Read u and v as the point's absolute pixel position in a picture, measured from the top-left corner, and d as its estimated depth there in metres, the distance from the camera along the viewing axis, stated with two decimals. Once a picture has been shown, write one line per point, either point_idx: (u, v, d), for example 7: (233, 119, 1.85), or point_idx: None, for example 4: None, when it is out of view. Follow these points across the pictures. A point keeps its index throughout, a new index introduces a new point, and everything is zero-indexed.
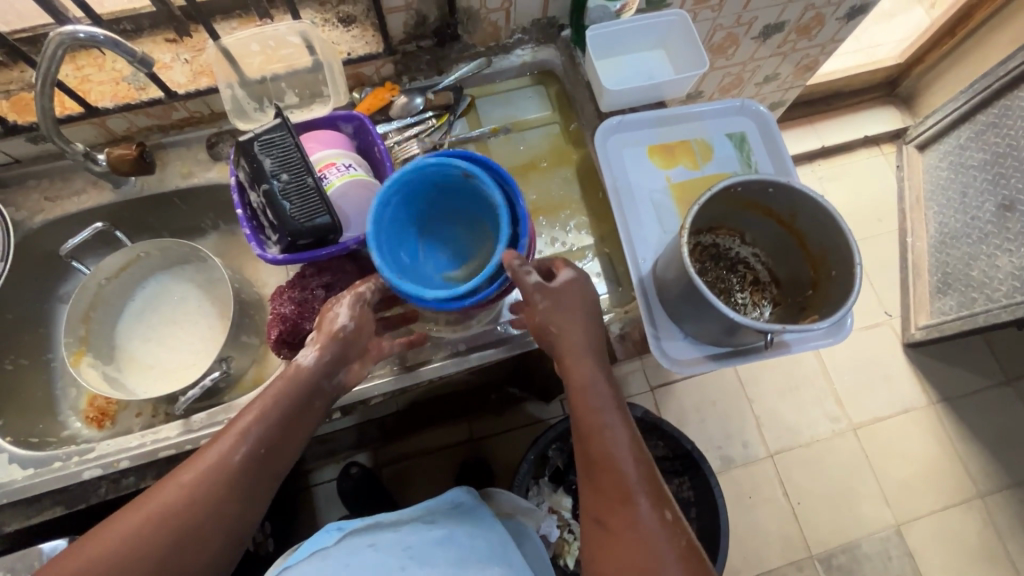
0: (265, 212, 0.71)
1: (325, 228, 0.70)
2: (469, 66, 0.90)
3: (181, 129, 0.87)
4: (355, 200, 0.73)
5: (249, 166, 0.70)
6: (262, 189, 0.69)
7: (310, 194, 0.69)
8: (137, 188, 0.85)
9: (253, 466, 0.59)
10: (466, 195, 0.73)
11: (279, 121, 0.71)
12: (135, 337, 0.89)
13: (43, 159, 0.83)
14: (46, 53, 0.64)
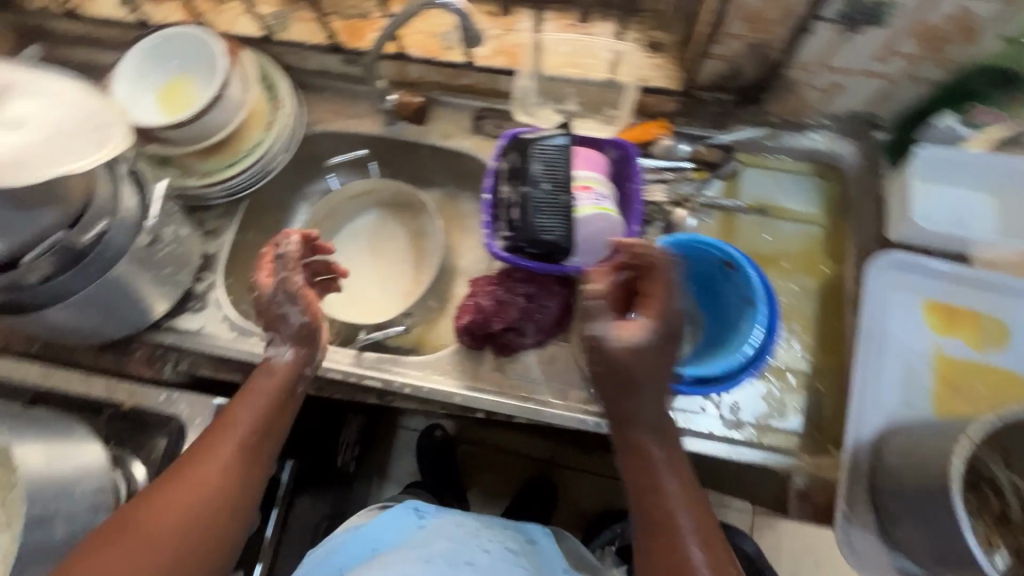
0: (510, 208, 0.72)
1: (557, 247, 0.70)
2: (753, 131, 0.84)
3: (459, 93, 0.91)
4: (593, 231, 0.69)
5: (518, 163, 0.71)
6: (520, 189, 0.70)
7: (560, 212, 0.69)
8: (402, 132, 0.92)
9: (267, 436, 0.65)
10: (709, 282, 0.72)
11: (562, 136, 0.73)
12: (343, 257, 0.97)
13: (344, 79, 0.93)
14: (404, 8, 0.71)
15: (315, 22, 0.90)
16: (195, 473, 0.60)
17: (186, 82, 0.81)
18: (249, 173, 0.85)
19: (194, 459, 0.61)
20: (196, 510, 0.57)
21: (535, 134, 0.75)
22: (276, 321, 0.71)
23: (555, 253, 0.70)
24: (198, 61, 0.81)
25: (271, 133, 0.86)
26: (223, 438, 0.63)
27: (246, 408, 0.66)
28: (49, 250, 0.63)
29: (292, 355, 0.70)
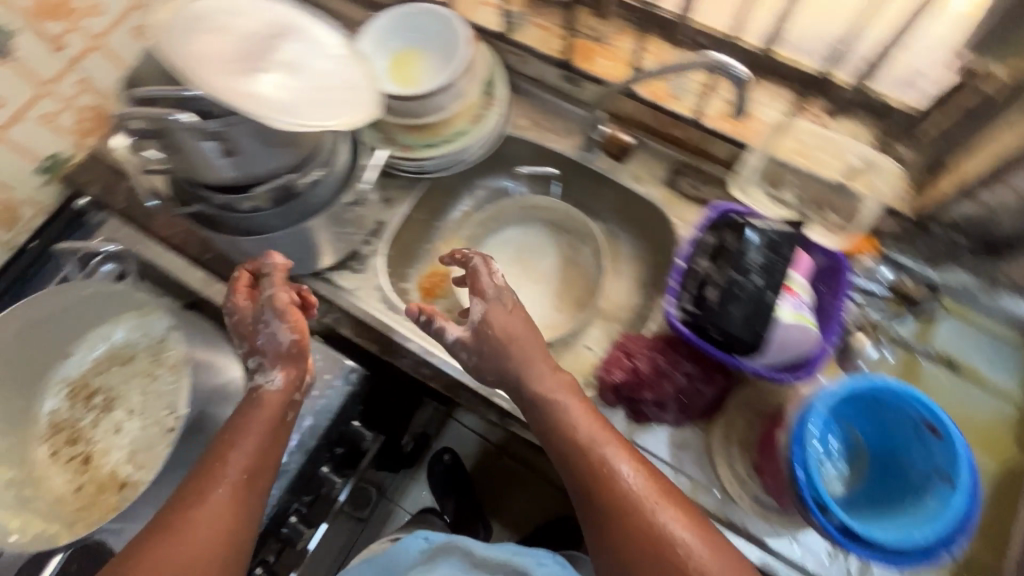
0: (710, 291, 0.67)
1: (753, 344, 0.64)
2: (971, 280, 0.76)
3: (664, 142, 0.88)
4: (786, 339, 0.65)
5: (731, 244, 0.67)
6: (725, 271, 0.66)
7: (763, 310, 0.64)
8: (595, 161, 0.90)
9: (259, 471, 0.65)
10: (900, 439, 0.64)
11: (788, 228, 0.66)
12: (494, 259, 0.97)
13: (554, 93, 0.93)
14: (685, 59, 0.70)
15: (548, 30, 0.90)
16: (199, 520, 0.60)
17: (418, 57, 0.84)
18: (442, 159, 0.86)
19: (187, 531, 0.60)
20: (196, 556, 0.58)
21: (755, 217, 0.69)
22: (254, 335, 0.71)
23: (750, 349, 0.65)
24: (438, 43, 0.83)
25: (476, 127, 0.86)
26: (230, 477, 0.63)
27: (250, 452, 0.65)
28: (275, 186, 0.67)
29: (282, 379, 0.69)
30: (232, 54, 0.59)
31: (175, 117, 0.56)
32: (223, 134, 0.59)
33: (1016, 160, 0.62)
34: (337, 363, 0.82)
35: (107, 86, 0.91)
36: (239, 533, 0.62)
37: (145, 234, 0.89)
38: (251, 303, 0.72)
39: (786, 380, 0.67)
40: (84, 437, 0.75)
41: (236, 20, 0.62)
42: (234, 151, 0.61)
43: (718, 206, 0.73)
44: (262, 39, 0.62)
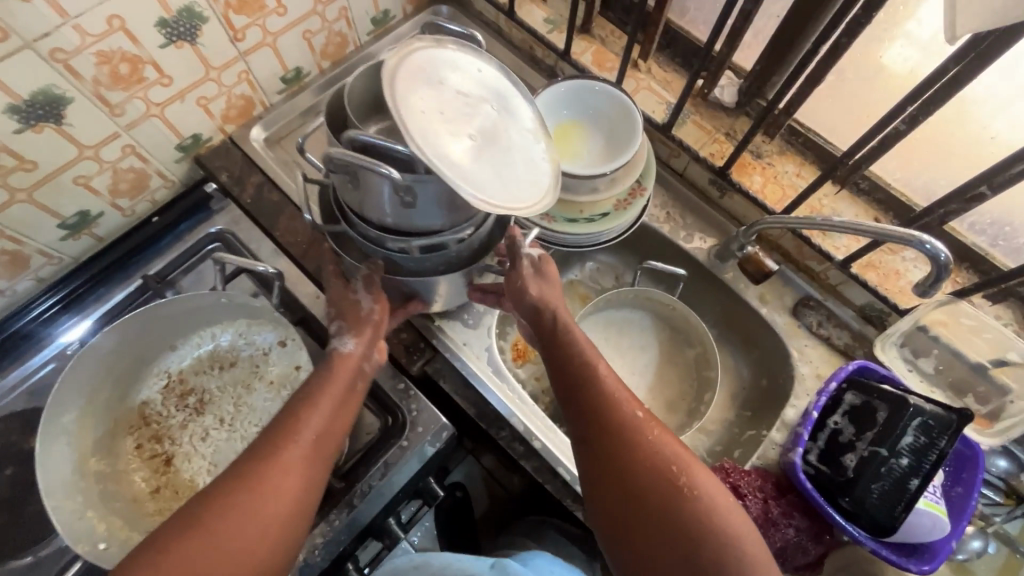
0: (845, 453, 0.66)
1: (884, 522, 0.63)
2: None
3: (797, 271, 0.87)
4: (918, 531, 0.62)
5: (883, 419, 0.64)
6: (871, 446, 0.63)
7: (903, 496, 0.61)
8: (724, 272, 0.89)
9: (331, 432, 0.64)
10: None
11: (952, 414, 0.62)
12: (598, 343, 0.95)
13: (695, 191, 0.93)
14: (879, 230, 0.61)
15: (707, 132, 0.90)
16: (257, 483, 0.57)
17: (581, 132, 0.85)
18: (577, 236, 0.83)
19: (239, 485, 0.57)
20: (254, 524, 0.55)
21: (913, 391, 0.65)
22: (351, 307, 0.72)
23: (878, 526, 0.63)
24: (605, 126, 0.84)
25: (622, 213, 0.84)
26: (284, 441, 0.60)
27: (313, 427, 0.62)
28: (431, 241, 0.66)
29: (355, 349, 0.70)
30: (441, 114, 0.59)
31: (384, 170, 0.54)
32: (414, 187, 0.58)
33: None
34: (433, 418, 0.79)
35: (264, 79, 0.92)
36: (311, 493, 0.60)
37: (267, 236, 0.88)
38: (347, 286, 0.74)
39: (907, 568, 0.63)
40: (169, 437, 0.72)
41: (451, 79, 0.63)
42: (413, 204, 0.60)
43: (860, 363, 0.72)
44: (469, 104, 0.62)
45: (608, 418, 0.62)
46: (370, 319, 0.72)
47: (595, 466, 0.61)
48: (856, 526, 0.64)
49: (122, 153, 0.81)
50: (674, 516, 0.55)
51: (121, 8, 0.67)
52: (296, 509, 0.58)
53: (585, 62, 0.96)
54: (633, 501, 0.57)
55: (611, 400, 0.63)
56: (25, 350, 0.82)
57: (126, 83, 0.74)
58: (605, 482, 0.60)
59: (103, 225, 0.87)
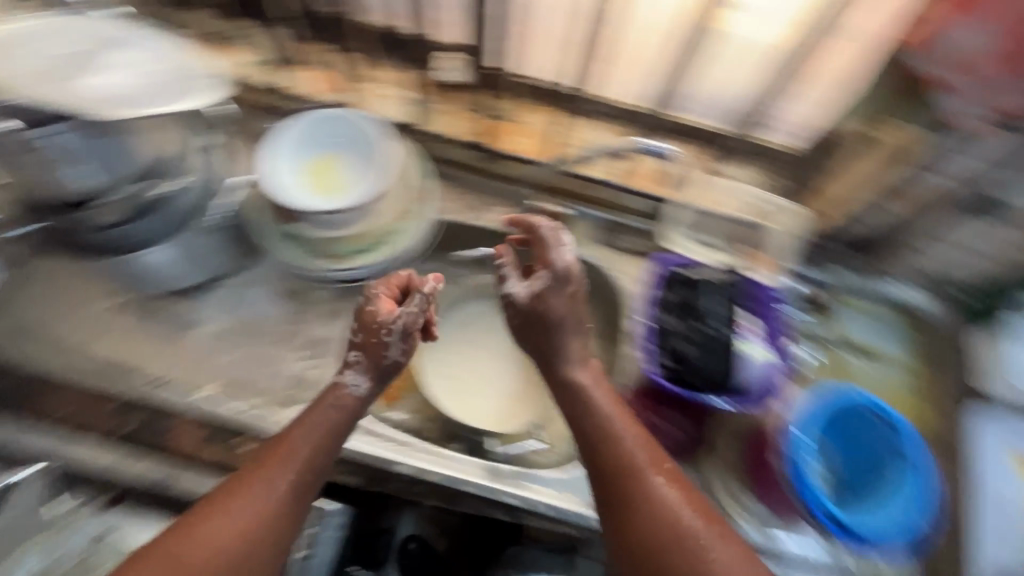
0: (674, 335, 0.73)
1: (725, 379, 0.71)
2: (854, 277, 0.92)
3: (583, 202, 0.92)
4: (761, 372, 0.71)
5: (694, 299, 0.75)
6: (698, 324, 0.73)
7: (734, 351, 0.72)
8: (529, 233, 0.93)
9: (314, 475, 0.58)
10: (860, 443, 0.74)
11: (734, 275, 0.78)
12: (449, 346, 0.94)
13: (473, 172, 0.92)
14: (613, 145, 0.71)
15: (454, 115, 0.92)
16: (240, 502, 0.53)
17: (335, 164, 0.80)
18: (381, 262, 0.82)
19: (202, 516, 0.52)
20: (212, 561, 0.50)
21: (700, 269, 0.79)
22: (376, 345, 0.66)
23: (724, 383, 0.72)
24: (356, 147, 0.80)
25: (409, 222, 0.84)
26: (274, 462, 0.57)
27: (300, 444, 0.59)
28: (129, 197, 0.64)
29: (366, 391, 0.65)
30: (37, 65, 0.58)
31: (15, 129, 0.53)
32: (53, 139, 0.55)
33: None
34: (317, 509, 0.73)
35: None
36: (266, 538, 0.53)
37: (24, 426, 0.72)
38: (377, 342, 0.66)
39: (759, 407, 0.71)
40: None
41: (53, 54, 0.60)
42: (72, 161, 0.58)
43: (659, 259, 0.79)
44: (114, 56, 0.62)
45: (600, 455, 0.60)
46: (395, 370, 0.67)
47: (600, 502, 0.60)
48: (711, 393, 0.71)
49: None
50: (660, 545, 0.54)
51: None
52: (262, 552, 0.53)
53: (309, 92, 0.91)
54: (607, 495, 0.59)
55: (614, 449, 0.60)
56: None
57: None
58: (610, 514, 0.58)
59: None
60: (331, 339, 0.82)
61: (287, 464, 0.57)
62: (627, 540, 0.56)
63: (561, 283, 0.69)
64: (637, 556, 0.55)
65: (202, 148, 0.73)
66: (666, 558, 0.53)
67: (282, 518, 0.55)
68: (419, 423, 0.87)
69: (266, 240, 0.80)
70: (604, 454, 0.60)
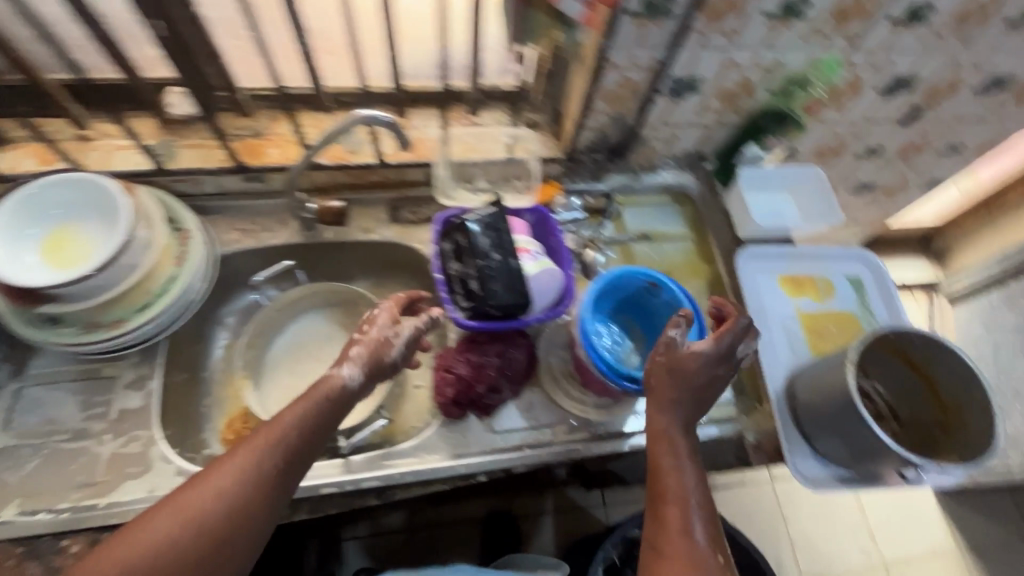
0: (464, 280, 0.79)
1: (516, 306, 0.77)
2: (622, 178, 1.04)
3: (366, 189, 0.96)
4: (543, 283, 0.79)
5: (466, 242, 0.79)
6: (475, 263, 0.77)
7: (513, 275, 0.77)
8: (322, 236, 0.94)
9: (301, 454, 0.66)
10: (646, 307, 0.86)
11: (495, 208, 0.81)
12: (285, 369, 0.93)
13: (247, 197, 0.93)
14: (339, 125, 0.74)
15: (203, 146, 0.89)
16: (235, 477, 0.61)
17: (76, 232, 0.76)
18: (170, 310, 0.80)
19: (194, 483, 0.61)
20: (203, 522, 0.59)
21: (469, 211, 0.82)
22: (379, 346, 0.74)
23: (517, 310, 0.78)
24: (92, 208, 0.76)
25: (185, 267, 0.82)
26: (263, 439, 0.64)
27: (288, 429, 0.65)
28: None
29: (359, 380, 0.71)
30: None
31: None
32: None
33: (591, 97, 0.86)
34: None
35: None
36: (252, 515, 0.61)
37: None
38: (382, 338, 0.74)
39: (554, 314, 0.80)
40: None
41: None
42: None
43: (439, 219, 0.84)
44: None
45: (672, 479, 0.66)
46: (390, 366, 0.75)
47: (650, 499, 0.68)
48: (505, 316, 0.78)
49: None
50: (679, 529, 0.64)
51: None
52: (250, 526, 0.61)
53: (30, 169, 0.84)
54: (664, 511, 0.65)
55: (660, 473, 0.67)
56: None
57: None
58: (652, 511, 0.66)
59: None
60: (142, 408, 0.78)
61: (276, 445, 0.64)
62: (661, 532, 0.64)
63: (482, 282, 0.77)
64: (652, 537, 0.64)
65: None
66: (670, 542, 0.63)
67: (271, 491, 0.63)
68: None
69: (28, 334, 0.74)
70: (671, 484, 0.66)
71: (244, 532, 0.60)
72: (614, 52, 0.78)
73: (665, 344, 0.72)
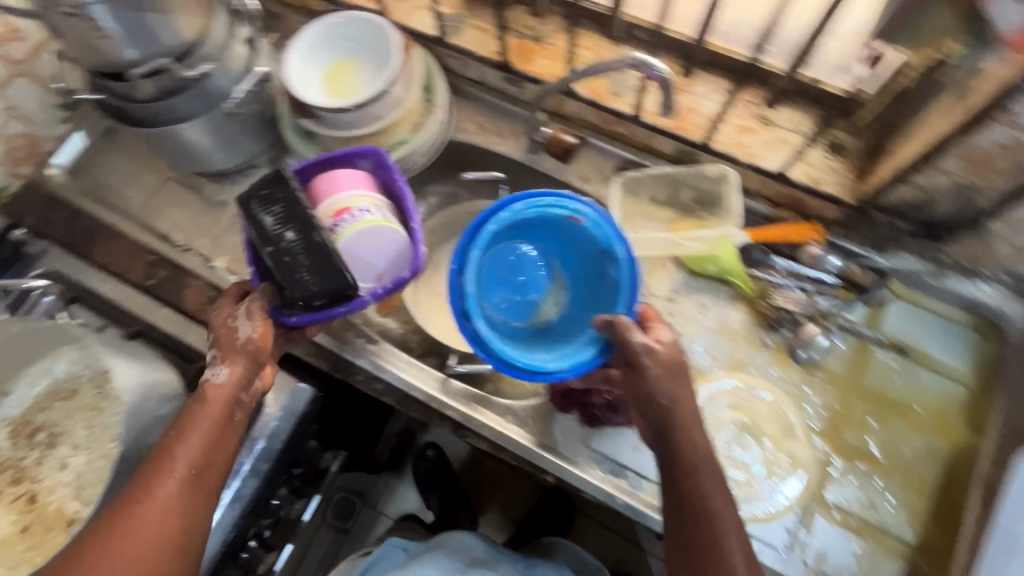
0: (270, 262, 0.63)
1: (341, 287, 0.64)
2: (919, 265, 0.76)
3: (608, 138, 0.87)
4: (371, 244, 0.70)
5: (250, 227, 0.64)
6: (268, 251, 0.63)
7: (315, 250, 0.63)
8: (541, 163, 0.89)
9: (211, 460, 0.61)
10: (560, 236, 0.73)
11: (282, 174, 0.65)
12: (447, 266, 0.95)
13: (497, 95, 0.91)
14: (609, 64, 0.67)
15: (486, 32, 0.89)
16: (137, 519, 0.57)
17: (353, 67, 0.82)
18: None
19: (89, 545, 0.56)
20: (135, 571, 0.55)
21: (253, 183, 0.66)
22: (228, 334, 0.65)
23: (341, 289, 0.64)
24: (371, 50, 0.81)
25: (417, 134, 0.85)
26: (158, 478, 0.59)
27: (189, 446, 0.60)
28: (156, 73, 0.73)
29: (230, 374, 0.63)
30: None
31: None
32: (88, 8, 0.64)
33: (940, 147, 0.61)
34: (287, 384, 0.79)
35: (34, 110, 0.88)
36: (188, 531, 0.59)
37: (88, 264, 0.87)
38: (229, 311, 0.66)
39: (405, 280, 0.69)
40: (29, 476, 0.73)
41: None
42: (104, 34, 0.67)
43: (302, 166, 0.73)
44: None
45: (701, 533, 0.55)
46: (247, 346, 0.64)
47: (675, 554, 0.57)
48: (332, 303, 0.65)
49: None
50: None
51: None
52: (189, 538, 0.59)
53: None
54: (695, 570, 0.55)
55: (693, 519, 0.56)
56: None
57: None
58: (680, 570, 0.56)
59: None
60: None
61: (184, 474, 0.59)
62: None
63: (313, 252, 0.63)
64: None
65: (246, 40, 0.81)
66: None
67: (190, 494, 0.60)
68: (403, 334, 0.91)
69: (287, 135, 0.86)
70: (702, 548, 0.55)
71: (184, 555, 0.58)
72: (1020, 104, 0.52)
73: (642, 352, 0.60)
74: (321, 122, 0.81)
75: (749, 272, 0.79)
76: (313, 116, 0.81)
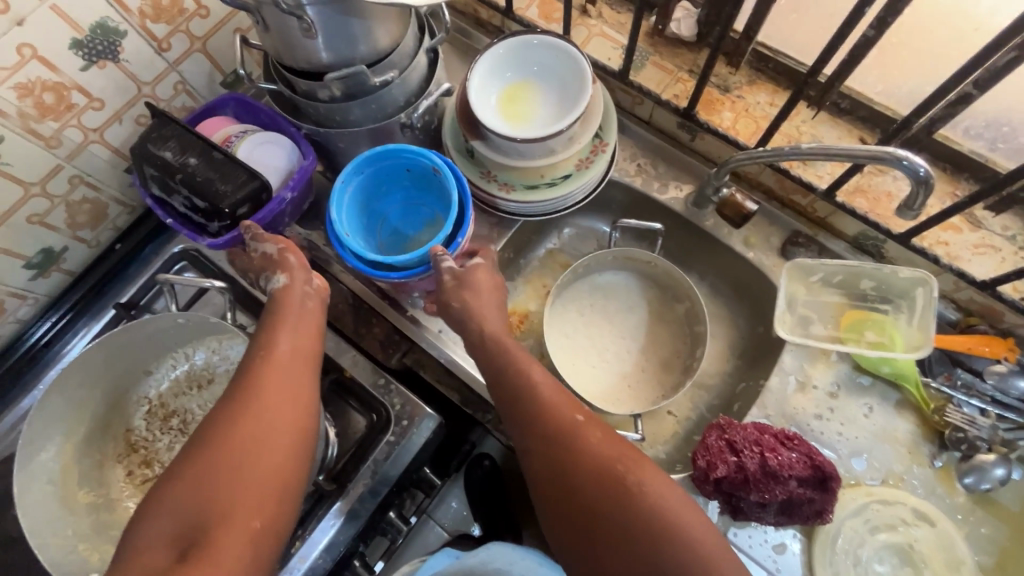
0: (177, 189, 0.71)
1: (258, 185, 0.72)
2: None
3: (782, 207, 0.81)
4: (265, 146, 0.77)
5: (153, 170, 0.71)
6: (177, 182, 0.70)
7: (226, 164, 0.71)
8: (704, 220, 0.84)
9: (306, 349, 0.63)
10: (430, 184, 0.81)
11: (158, 117, 0.73)
12: (577, 305, 0.91)
13: (665, 139, 0.87)
14: (849, 151, 0.59)
15: (669, 73, 0.84)
16: (246, 427, 0.55)
17: (533, 94, 0.78)
18: (542, 203, 0.81)
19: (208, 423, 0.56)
20: (245, 433, 0.54)
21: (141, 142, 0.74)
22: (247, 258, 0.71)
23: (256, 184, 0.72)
24: (556, 80, 0.78)
25: (585, 174, 0.81)
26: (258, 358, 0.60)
27: (285, 334, 0.62)
28: (347, 78, 0.70)
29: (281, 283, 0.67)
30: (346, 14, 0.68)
31: None
32: (304, 10, 0.61)
33: None
34: (416, 410, 0.77)
35: (203, 87, 0.87)
36: (291, 406, 0.58)
37: None
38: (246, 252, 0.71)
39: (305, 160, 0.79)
40: (158, 460, 0.72)
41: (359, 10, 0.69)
42: (312, 34, 0.64)
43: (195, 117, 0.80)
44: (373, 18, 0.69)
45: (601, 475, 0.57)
46: (269, 261, 0.68)
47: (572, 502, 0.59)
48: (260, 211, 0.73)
49: (71, 185, 0.80)
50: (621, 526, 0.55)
51: (27, 35, 0.65)
52: (292, 412, 0.57)
53: (533, 17, 0.89)
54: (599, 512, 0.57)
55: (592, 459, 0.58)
56: (34, 375, 0.85)
57: (55, 113, 0.73)
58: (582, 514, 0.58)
59: (70, 259, 0.87)
60: None
61: (286, 357, 0.61)
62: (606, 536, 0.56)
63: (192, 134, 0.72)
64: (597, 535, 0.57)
65: (429, 49, 0.77)
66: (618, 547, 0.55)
67: (294, 373, 0.60)
68: None
69: (448, 150, 0.84)
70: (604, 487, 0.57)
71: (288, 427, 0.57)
72: None
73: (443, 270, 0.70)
74: (487, 148, 0.78)
75: (923, 379, 0.73)
76: (481, 142, 0.79)
